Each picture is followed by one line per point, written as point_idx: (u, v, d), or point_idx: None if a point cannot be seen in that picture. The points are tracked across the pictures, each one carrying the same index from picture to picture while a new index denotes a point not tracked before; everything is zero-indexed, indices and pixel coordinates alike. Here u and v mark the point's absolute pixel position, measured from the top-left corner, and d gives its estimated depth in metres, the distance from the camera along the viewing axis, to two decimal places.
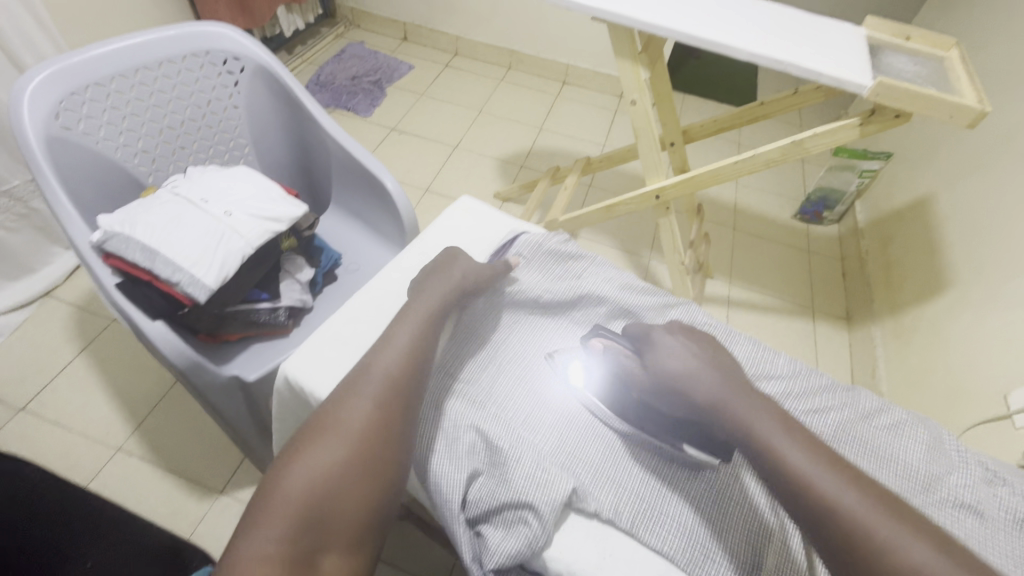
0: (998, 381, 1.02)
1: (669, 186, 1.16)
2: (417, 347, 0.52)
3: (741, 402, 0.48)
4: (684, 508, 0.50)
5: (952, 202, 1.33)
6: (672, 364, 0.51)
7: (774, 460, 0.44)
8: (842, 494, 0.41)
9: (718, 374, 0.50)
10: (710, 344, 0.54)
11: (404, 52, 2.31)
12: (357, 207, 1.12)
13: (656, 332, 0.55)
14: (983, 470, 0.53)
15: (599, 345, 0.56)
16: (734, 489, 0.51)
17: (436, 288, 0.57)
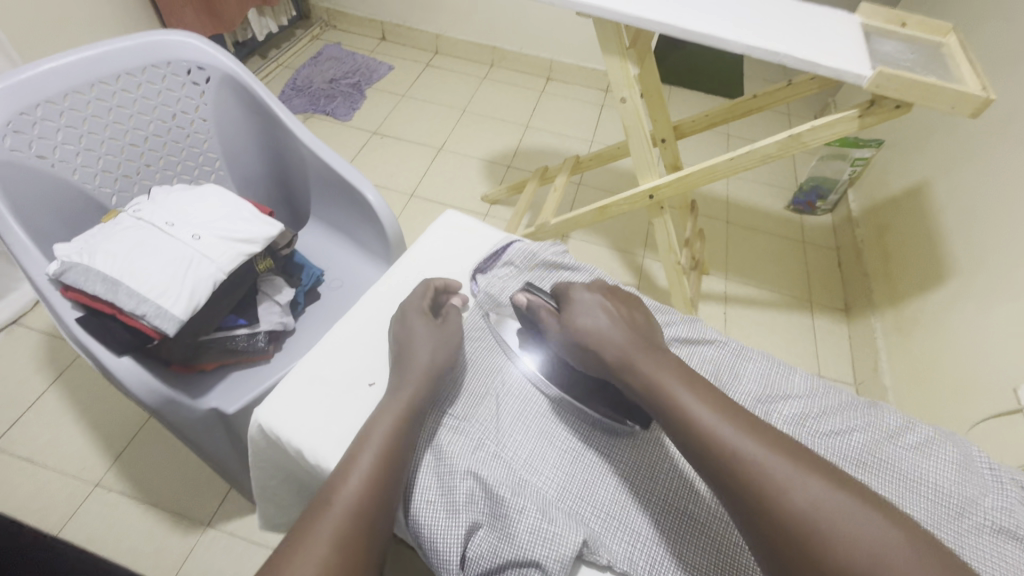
0: (1006, 373, 1.00)
1: (663, 185, 1.12)
2: (389, 468, 0.42)
3: (647, 361, 0.46)
4: (663, 533, 0.46)
5: (948, 190, 1.30)
6: (584, 322, 0.50)
7: (675, 416, 0.42)
8: (742, 443, 0.39)
9: (627, 332, 0.48)
10: (627, 304, 0.53)
11: (383, 52, 2.25)
12: (338, 220, 1.07)
13: (575, 288, 0.53)
14: (1019, 490, 0.49)
15: (525, 299, 0.55)
16: (656, 455, 0.50)
17: (406, 380, 0.49)
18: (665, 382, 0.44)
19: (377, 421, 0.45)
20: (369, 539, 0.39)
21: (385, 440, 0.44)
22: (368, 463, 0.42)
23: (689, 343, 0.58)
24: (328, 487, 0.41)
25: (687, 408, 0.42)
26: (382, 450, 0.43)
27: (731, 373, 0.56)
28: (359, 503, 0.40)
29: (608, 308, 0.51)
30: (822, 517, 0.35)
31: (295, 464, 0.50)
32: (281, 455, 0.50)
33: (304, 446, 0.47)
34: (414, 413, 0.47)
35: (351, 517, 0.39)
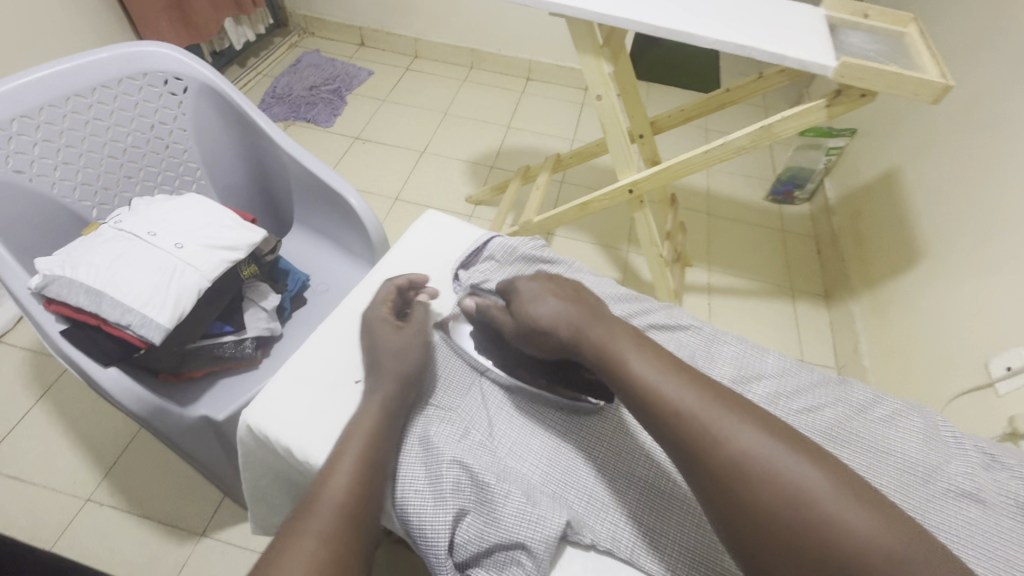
0: (977, 349, 1.03)
1: (642, 179, 1.14)
2: (371, 466, 0.44)
3: (602, 333, 0.48)
4: (635, 503, 0.48)
5: (918, 175, 1.34)
6: (533, 309, 0.50)
7: (625, 375, 0.45)
8: (684, 398, 0.42)
9: (577, 307, 0.50)
10: (573, 286, 0.54)
11: (362, 58, 2.25)
12: (322, 225, 1.08)
13: (519, 282, 0.53)
14: (981, 456, 0.52)
15: (473, 305, 0.56)
16: (617, 433, 0.52)
17: (382, 382, 0.49)
18: (614, 347, 0.47)
19: (358, 420, 0.46)
20: (356, 539, 0.40)
21: (364, 442, 0.45)
22: (353, 462, 0.43)
23: (666, 329, 0.59)
24: (315, 488, 0.42)
25: (634, 370, 0.45)
26: (365, 447, 0.44)
27: (707, 356, 0.58)
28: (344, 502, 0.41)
29: (554, 291, 0.51)
30: (756, 459, 0.39)
31: (284, 462, 0.51)
32: (271, 454, 0.51)
33: (292, 443, 0.48)
34: (393, 413, 0.48)
35: (338, 515, 0.40)
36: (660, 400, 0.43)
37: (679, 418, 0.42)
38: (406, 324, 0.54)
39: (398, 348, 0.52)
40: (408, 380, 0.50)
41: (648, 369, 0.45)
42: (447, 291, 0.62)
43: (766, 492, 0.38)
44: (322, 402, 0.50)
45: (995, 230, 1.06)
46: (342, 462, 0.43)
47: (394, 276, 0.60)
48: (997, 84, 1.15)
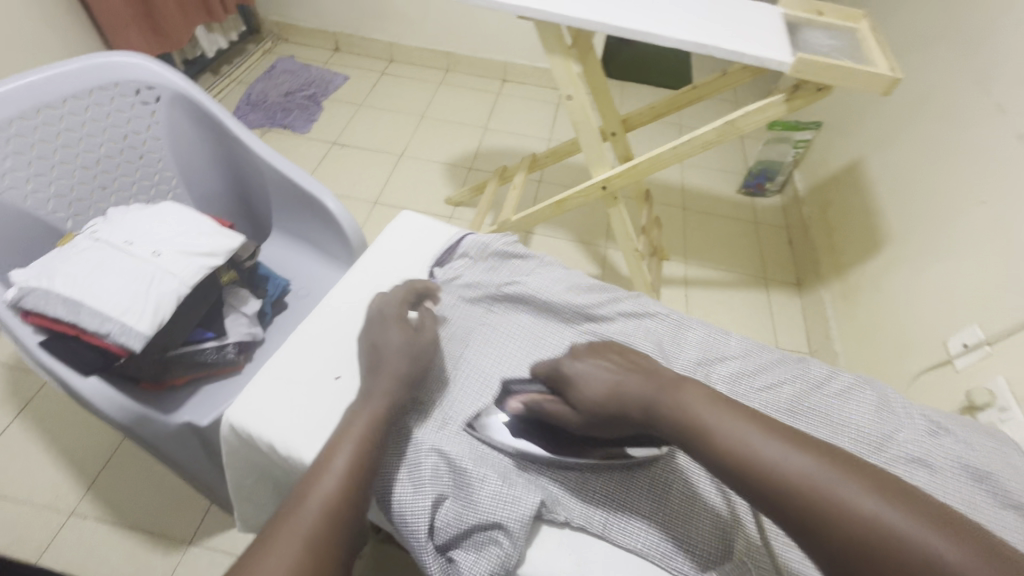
0: (937, 329, 1.08)
1: (614, 176, 1.17)
2: (363, 463, 0.44)
3: (671, 399, 0.45)
4: (641, 503, 0.48)
5: (880, 165, 1.39)
6: (590, 391, 0.48)
7: (721, 439, 0.41)
8: (787, 464, 0.38)
9: (641, 378, 0.47)
10: (622, 353, 0.51)
11: (337, 63, 2.25)
12: (301, 231, 1.09)
13: (564, 362, 0.51)
14: (928, 423, 0.56)
15: (520, 404, 0.52)
16: (674, 479, 0.50)
17: (379, 382, 0.49)
18: (697, 415, 0.43)
19: (352, 417, 0.47)
20: (337, 539, 0.41)
21: (361, 437, 0.46)
22: (343, 463, 0.44)
23: (633, 316, 0.62)
24: (303, 485, 0.43)
25: (725, 438, 0.41)
26: (357, 448, 0.45)
27: (673, 340, 0.60)
28: (328, 503, 0.41)
29: (607, 361, 0.49)
30: (890, 530, 0.34)
31: (268, 459, 0.52)
32: (254, 452, 0.52)
33: (275, 439, 0.49)
34: (390, 414, 0.48)
35: (324, 513, 0.41)
36: (764, 473, 0.38)
37: (785, 489, 0.37)
38: (416, 327, 0.54)
39: (399, 349, 0.51)
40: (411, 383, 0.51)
41: (744, 437, 0.40)
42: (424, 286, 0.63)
43: (907, 568, 0.33)
44: (303, 399, 0.52)
45: (950, 215, 1.12)
46: (334, 461, 0.44)
47: (414, 280, 0.59)
48: (947, 76, 1.21)
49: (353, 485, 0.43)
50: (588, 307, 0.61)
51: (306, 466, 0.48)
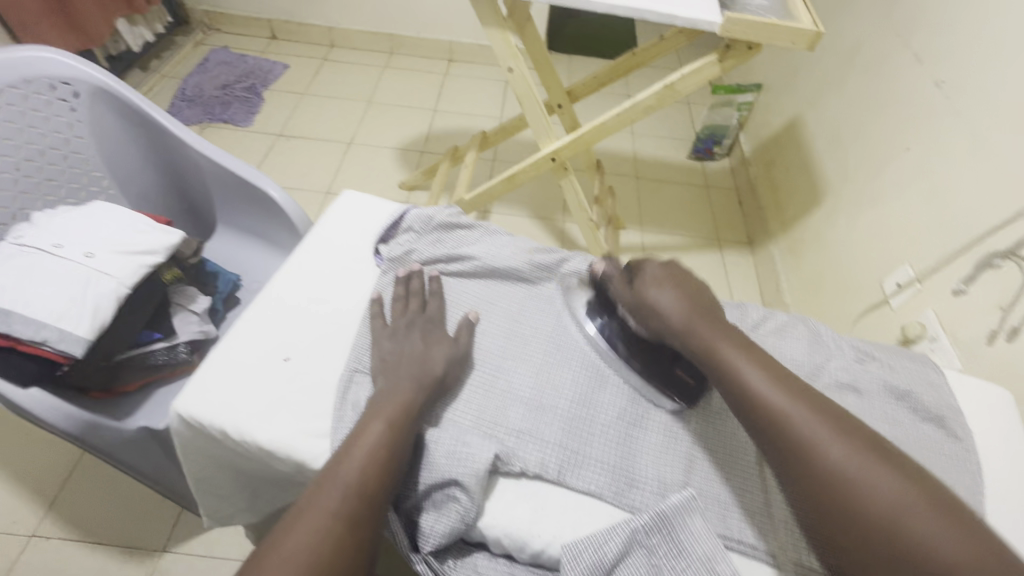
0: (874, 271, 1.15)
1: (562, 147, 1.18)
2: (393, 441, 0.44)
3: (709, 329, 0.49)
4: (606, 450, 0.51)
5: (816, 120, 1.45)
6: (653, 293, 0.52)
7: (732, 381, 0.46)
8: (786, 406, 0.43)
9: (689, 305, 0.51)
10: (690, 283, 0.54)
11: (275, 51, 2.17)
12: (248, 223, 1.06)
13: (645, 264, 0.56)
14: (855, 351, 0.60)
15: (601, 268, 0.60)
16: (717, 428, 0.54)
17: (400, 382, 0.49)
18: (726, 350, 0.47)
19: (379, 401, 0.47)
20: (366, 512, 0.40)
21: (390, 420, 0.45)
22: (375, 440, 0.44)
23: (581, 273, 0.64)
24: (332, 463, 0.43)
25: (741, 376, 0.46)
26: (390, 426, 0.45)
27: None
28: (363, 477, 0.41)
29: (672, 280, 0.53)
30: (854, 473, 0.40)
31: (223, 446, 0.52)
32: (209, 442, 0.52)
33: (226, 424, 0.49)
34: (417, 405, 0.48)
35: (356, 486, 0.41)
36: (769, 412, 0.44)
37: (775, 421, 0.43)
38: (445, 338, 0.54)
39: (411, 353, 0.52)
40: (435, 385, 0.50)
41: (763, 382, 0.45)
42: (369, 264, 0.63)
43: (849, 501, 0.39)
44: (253, 385, 0.51)
45: (879, 163, 1.18)
46: (365, 438, 0.44)
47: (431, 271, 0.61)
48: (871, 30, 1.26)
49: (384, 464, 0.43)
50: (533, 273, 0.62)
51: (261, 448, 0.48)
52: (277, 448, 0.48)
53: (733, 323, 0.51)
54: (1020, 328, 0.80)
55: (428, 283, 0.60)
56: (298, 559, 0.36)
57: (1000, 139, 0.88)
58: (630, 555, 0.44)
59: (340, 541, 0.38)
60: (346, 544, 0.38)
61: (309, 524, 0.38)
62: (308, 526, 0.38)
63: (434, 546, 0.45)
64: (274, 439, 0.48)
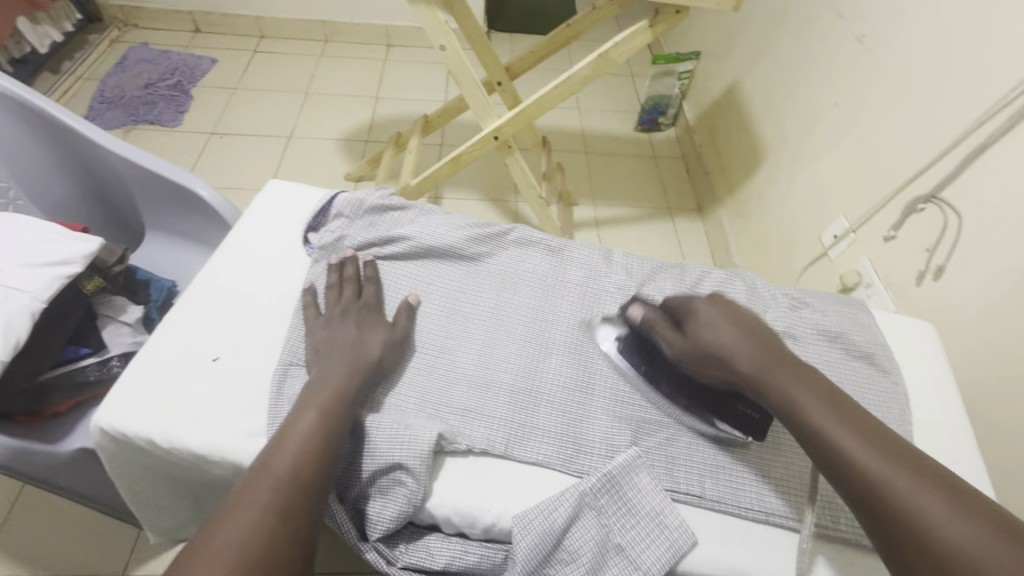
0: (814, 226, 1.19)
1: (503, 125, 1.17)
2: (328, 430, 0.43)
3: (786, 377, 0.48)
4: (555, 420, 0.51)
5: (753, 84, 1.48)
6: (709, 335, 0.50)
7: (825, 444, 0.44)
8: (889, 471, 0.41)
9: (759, 345, 0.49)
10: (749, 324, 0.52)
11: (201, 45, 2.05)
12: (178, 226, 1.00)
13: (695, 303, 0.53)
14: (789, 300, 0.62)
15: (639, 314, 0.55)
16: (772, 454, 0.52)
17: (332, 368, 0.48)
18: (813, 398, 0.46)
19: (311, 391, 0.46)
20: (299, 505, 0.39)
21: (322, 410, 0.44)
22: (306, 430, 0.43)
23: (520, 246, 0.64)
24: (262, 458, 0.41)
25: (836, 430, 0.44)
26: (322, 416, 0.44)
27: (557, 269, 0.62)
28: (293, 471, 0.40)
29: (727, 318, 0.52)
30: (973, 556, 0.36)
31: (155, 455, 0.49)
32: (138, 453, 0.49)
33: (153, 433, 0.46)
34: (352, 394, 0.47)
35: (286, 481, 0.40)
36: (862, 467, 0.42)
37: (880, 488, 0.41)
38: (380, 323, 0.53)
39: (345, 341, 0.50)
40: (371, 368, 0.49)
41: (858, 436, 0.43)
42: (300, 255, 0.60)
43: None
44: (178, 388, 0.48)
45: (812, 121, 1.21)
46: (295, 429, 0.43)
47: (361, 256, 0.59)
48: None
49: (318, 453, 0.42)
50: (469, 247, 0.61)
51: (192, 453, 0.46)
52: (209, 452, 0.45)
53: (813, 369, 0.49)
54: (944, 267, 0.84)
55: (363, 269, 0.58)
56: (225, 556, 0.35)
57: (917, 86, 0.92)
58: (580, 518, 0.45)
59: (274, 535, 0.37)
60: (279, 538, 0.37)
61: (238, 521, 0.37)
62: (236, 523, 0.37)
63: (384, 532, 0.44)
64: (205, 442, 0.46)
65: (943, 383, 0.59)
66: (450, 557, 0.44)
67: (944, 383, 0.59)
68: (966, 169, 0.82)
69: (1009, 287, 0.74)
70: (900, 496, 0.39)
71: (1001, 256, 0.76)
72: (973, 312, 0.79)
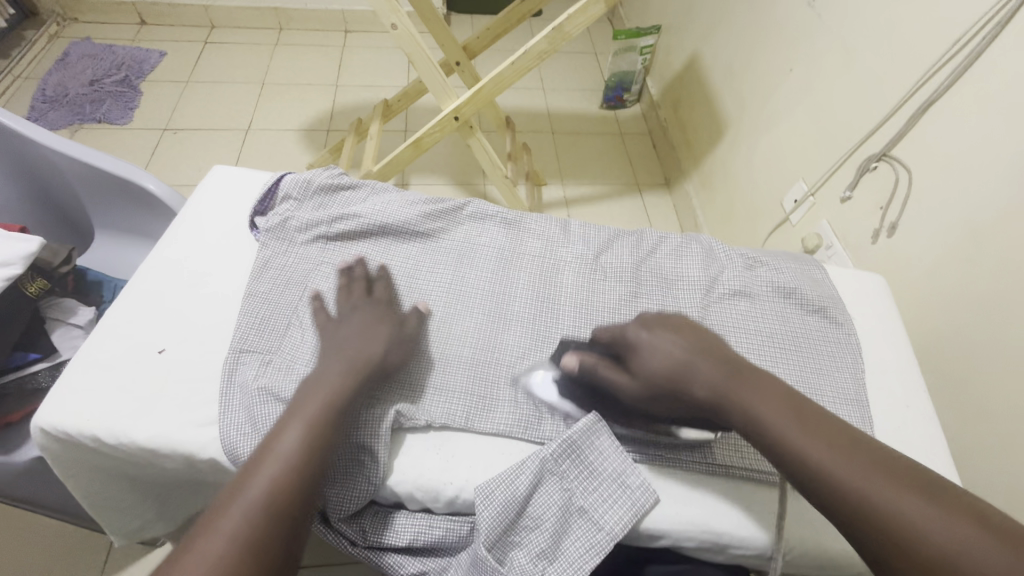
0: (775, 193, 1.20)
1: (463, 105, 1.15)
2: (315, 442, 0.43)
3: (744, 391, 0.45)
4: (513, 389, 0.52)
5: (712, 55, 1.48)
6: (657, 363, 0.48)
7: (799, 458, 0.41)
8: (868, 482, 0.39)
9: (715, 366, 0.47)
10: (691, 327, 0.51)
11: (148, 38, 1.97)
12: (130, 225, 0.97)
13: (630, 331, 0.51)
14: (744, 259, 0.63)
15: (575, 363, 0.51)
16: (732, 456, 0.51)
17: (330, 364, 0.48)
18: (795, 432, 0.42)
19: (302, 398, 0.45)
20: (273, 528, 0.39)
21: (312, 419, 0.44)
22: (292, 443, 0.42)
23: (474, 221, 0.65)
24: (246, 469, 0.41)
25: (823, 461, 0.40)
26: (308, 429, 0.43)
27: (513, 241, 0.63)
28: (275, 486, 0.40)
29: (673, 339, 0.49)
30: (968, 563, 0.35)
31: (108, 453, 0.48)
32: (86, 453, 0.49)
33: (99, 430, 0.47)
34: (349, 400, 0.46)
35: (269, 494, 0.40)
36: (863, 503, 0.38)
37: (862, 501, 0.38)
38: (388, 320, 0.53)
39: (352, 341, 0.50)
40: (372, 369, 0.49)
41: (846, 466, 0.40)
42: (249, 240, 0.61)
43: None
44: (124, 383, 0.49)
45: (769, 89, 1.22)
46: (282, 441, 0.42)
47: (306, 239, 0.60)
48: None
49: (299, 471, 0.41)
50: (423, 224, 0.62)
51: (141, 446, 0.46)
52: (159, 445, 0.46)
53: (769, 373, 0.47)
54: (898, 224, 0.86)
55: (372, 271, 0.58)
56: (204, 571, 0.36)
57: (863, 48, 0.94)
58: (543, 484, 0.47)
59: (257, 552, 0.38)
60: (251, 562, 0.37)
61: (214, 540, 0.37)
62: (212, 541, 0.37)
63: (345, 511, 0.46)
64: (153, 434, 0.46)
65: (893, 331, 0.61)
66: (415, 531, 0.46)
67: (894, 332, 0.61)
68: (912, 127, 0.84)
69: (956, 239, 0.76)
70: (896, 517, 0.37)
71: (949, 208, 0.78)
72: (925, 265, 0.81)
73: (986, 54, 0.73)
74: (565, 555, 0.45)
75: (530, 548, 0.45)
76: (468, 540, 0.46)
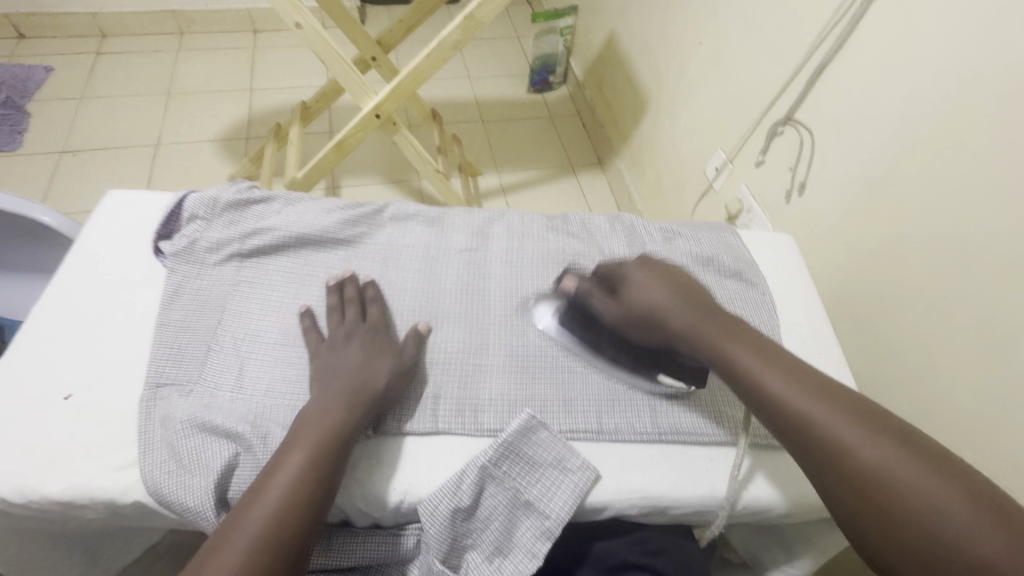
0: (697, 164, 1.25)
1: (383, 101, 1.11)
2: (310, 473, 0.43)
3: (718, 331, 0.51)
4: (455, 387, 0.53)
5: (629, 32, 1.51)
6: (642, 296, 0.54)
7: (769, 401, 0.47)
8: (847, 432, 0.43)
9: (691, 307, 0.53)
10: (681, 277, 0.56)
11: (29, 53, 1.79)
12: (28, 263, 0.89)
13: (626, 268, 0.57)
14: (663, 234, 0.66)
15: (572, 284, 0.58)
16: (662, 423, 0.53)
17: (330, 398, 0.47)
18: (824, 415, 0.44)
19: (302, 427, 0.45)
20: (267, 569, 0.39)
21: (305, 449, 0.44)
22: (283, 479, 0.42)
23: (399, 222, 0.64)
24: (236, 511, 0.41)
25: (844, 438, 0.43)
26: (300, 463, 0.43)
27: (440, 240, 0.64)
28: (268, 526, 0.40)
29: (662, 281, 0.55)
30: (931, 515, 0.38)
31: (21, 512, 0.45)
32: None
33: (6, 490, 0.44)
34: (345, 429, 0.46)
35: (265, 530, 0.40)
36: (895, 490, 0.40)
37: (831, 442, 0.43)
38: (389, 348, 0.52)
39: (344, 369, 0.50)
40: (361, 404, 0.47)
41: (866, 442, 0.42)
42: (155, 266, 0.57)
43: (934, 536, 0.38)
44: (28, 435, 0.46)
45: (682, 63, 1.26)
46: (273, 478, 0.42)
47: (217, 258, 0.57)
48: None
49: (294, 506, 0.41)
50: (344, 232, 0.61)
51: (57, 501, 0.44)
52: (76, 496, 0.44)
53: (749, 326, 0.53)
54: (806, 183, 0.91)
55: (363, 289, 0.57)
56: None
57: (762, 18, 0.98)
58: (488, 489, 0.48)
59: None
60: None
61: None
62: None
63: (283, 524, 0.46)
64: (69, 485, 0.44)
65: (804, 288, 0.65)
66: (362, 546, 0.47)
67: (805, 288, 0.65)
68: (811, 90, 0.89)
69: (856, 193, 0.82)
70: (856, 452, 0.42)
71: (848, 164, 0.83)
72: (832, 220, 0.86)
73: (866, 17, 0.78)
74: (518, 545, 0.47)
75: (485, 547, 0.47)
76: (417, 552, 0.48)
